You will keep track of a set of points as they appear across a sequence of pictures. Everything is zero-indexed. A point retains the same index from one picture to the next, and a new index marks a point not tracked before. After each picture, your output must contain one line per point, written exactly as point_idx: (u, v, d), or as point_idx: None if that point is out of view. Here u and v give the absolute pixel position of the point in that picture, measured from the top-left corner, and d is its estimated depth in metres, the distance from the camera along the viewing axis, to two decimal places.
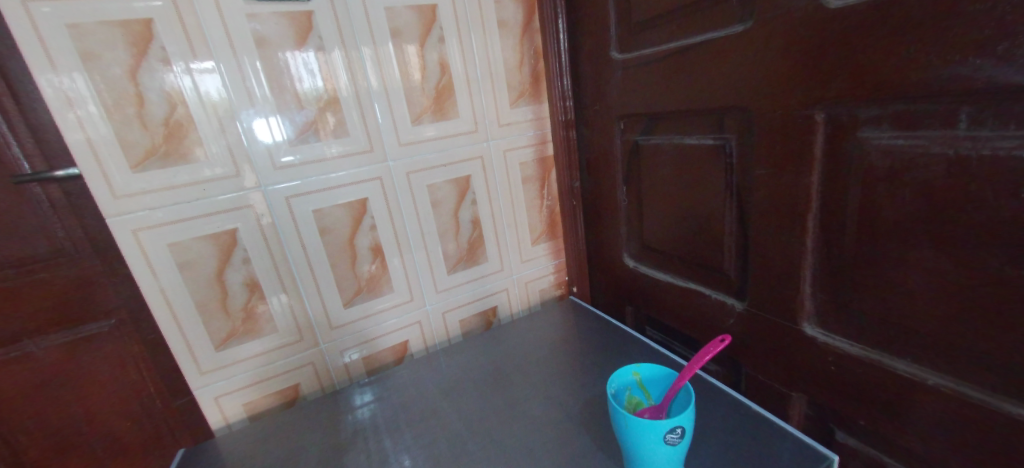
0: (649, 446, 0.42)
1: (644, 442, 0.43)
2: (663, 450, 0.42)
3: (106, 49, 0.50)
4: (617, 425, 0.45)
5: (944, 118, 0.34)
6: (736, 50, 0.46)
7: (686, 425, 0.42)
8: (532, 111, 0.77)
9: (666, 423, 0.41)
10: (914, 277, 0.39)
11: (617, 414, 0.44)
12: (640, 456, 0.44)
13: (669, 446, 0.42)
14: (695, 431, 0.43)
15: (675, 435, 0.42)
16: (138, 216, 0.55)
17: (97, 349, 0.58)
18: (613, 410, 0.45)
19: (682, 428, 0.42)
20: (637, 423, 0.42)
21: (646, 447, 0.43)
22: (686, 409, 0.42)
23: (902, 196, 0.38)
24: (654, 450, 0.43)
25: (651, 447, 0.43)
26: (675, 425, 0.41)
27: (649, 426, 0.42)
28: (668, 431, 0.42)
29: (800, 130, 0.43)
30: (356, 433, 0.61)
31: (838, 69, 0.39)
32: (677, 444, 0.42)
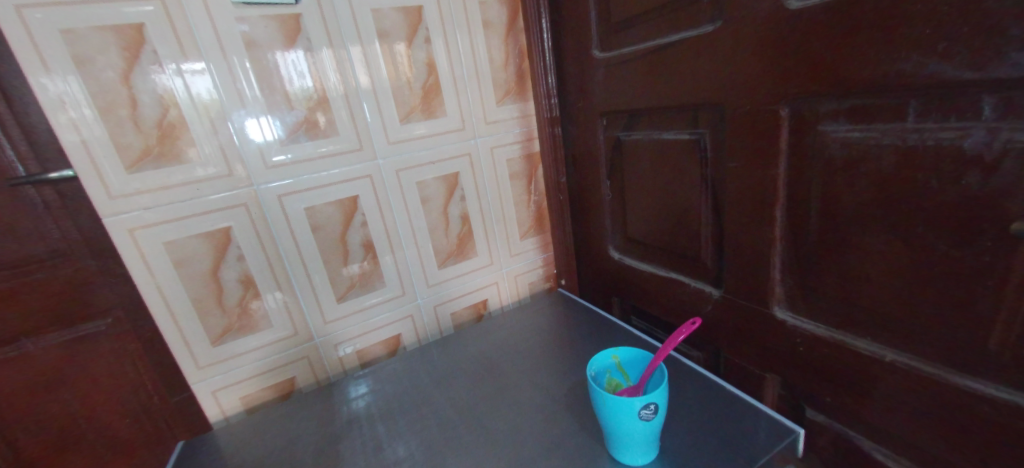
0: (625, 422, 0.45)
1: (621, 418, 0.45)
2: (639, 426, 0.45)
3: (99, 53, 0.51)
4: (596, 404, 0.47)
5: (893, 111, 0.37)
6: (707, 48, 0.49)
7: (660, 401, 0.45)
8: (518, 109, 0.79)
9: (640, 401, 0.44)
10: (871, 261, 0.42)
11: (595, 393, 0.47)
12: (618, 431, 0.47)
13: (644, 422, 0.45)
14: (669, 406, 0.46)
15: (649, 411, 0.44)
16: (133, 216, 0.56)
17: (93, 349, 0.59)
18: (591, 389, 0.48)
19: (655, 405, 0.44)
20: (614, 402, 0.45)
21: (623, 423, 0.45)
22: (659, 387, 0.44)
23: (859, 185, 0.41)
24: (630, 426, 0.45)
25: (627, 423, 0.45)
26: (648, 402, 0.44)
27: (624, 403, 0.44)
28: (642, 408, 0.44)
29: (768, 124, 0.46)
30: (350, 423, 0.63)
31: (801, 66, 0.41)
32: (651, 418, 0.45)
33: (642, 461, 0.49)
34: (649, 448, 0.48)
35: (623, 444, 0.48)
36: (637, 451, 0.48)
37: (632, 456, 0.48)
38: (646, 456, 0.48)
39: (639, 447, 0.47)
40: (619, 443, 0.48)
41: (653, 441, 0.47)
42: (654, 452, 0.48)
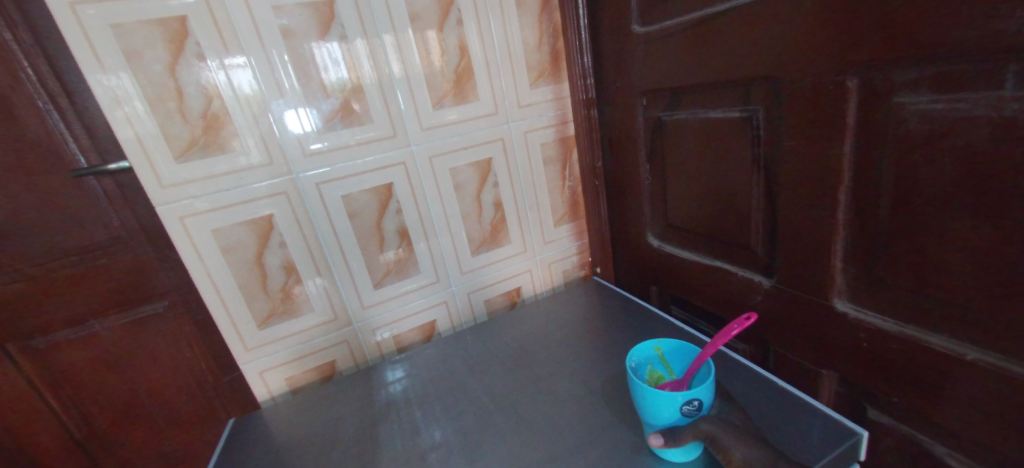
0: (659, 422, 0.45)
1: (662, 413, 0.45)
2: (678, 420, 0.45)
3: (147, 47, 0.53)
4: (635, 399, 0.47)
5: (988, 78, 0.32)
6: (764, 14, 0.45)
7: (703, 398, 0.45)
8: (552, 91, 0.77)
9: (683, 395, 0.44)
10: (952, 248, 0.38)
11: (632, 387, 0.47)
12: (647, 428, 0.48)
13: (687, 418, 0.45)
14: (711, 403, 0.46)
15: (691, 407, 0.45)
16: (183, 204, 0.58)
17: (153, 328, 0.65)
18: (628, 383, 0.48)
19: (699, 401, 0.44)
20: (657, 396, 0.44)
21: (662, 417, 0.45)
22: (702, 383, 0.45)
23: (941, 163, 0.36)
24: (670, 422, 0.45)
25: (668, 418, 0.45)
26: (692, 398, 0.44)
27: (667, 398, 0.44)
28: (685, 403, 0.44)
29: (832, 97, 0.42)
30: (388, 406, 0.64)
31: (875, 31, 0.37)
32: (692, 414, 0.45)
33: (683, 460, 0.47)
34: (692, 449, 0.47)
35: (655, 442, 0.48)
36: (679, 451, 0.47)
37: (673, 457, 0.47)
38: (686, 456, 0.47)
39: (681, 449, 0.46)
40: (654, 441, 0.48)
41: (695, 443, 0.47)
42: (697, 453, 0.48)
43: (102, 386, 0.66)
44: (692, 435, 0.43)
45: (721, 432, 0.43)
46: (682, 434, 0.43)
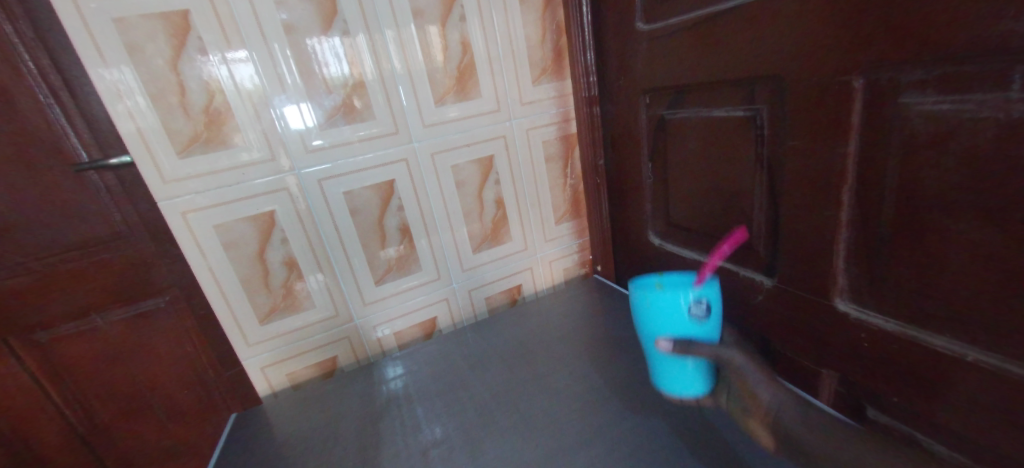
0: (671, 332, 0.49)
1: (674, 320, 0.49)
2: (689, 324, 0.49)
3: (149, 41, 0.53)
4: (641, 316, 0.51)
5: (995, 79, 0.32)
6: (770, 12, 0.44)
7: (711, 299, 0.49)
8: (555, 88, 0.77)
9: (695, 292, 0.48)
10: (955, 249, 0.38)
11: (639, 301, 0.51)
12: (653, 353, 0.53)
13: (699, 320, 0.48)
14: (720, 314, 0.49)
15: (699, 308, 0.48)
16: (185, 200, 0.59)
17: (155, 322, 0.65)
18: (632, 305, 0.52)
19: (708, 303, 0.48)
20: (669, 301, 0.49)
21: (674, 322, 0.49)
22: (710, 285, 0.49)
23: (946, 164, 0.36)
24: (681, 333, 0.49)
25: (679, 325, 0.49)
26: (700, 296, 0.48)
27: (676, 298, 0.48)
28: (694, 302, 0.48)
29: (837, 97, 0.42)
30: (390, 402, 0.64)
31: (881, 30, 0.37)
32: (703, 318, 0.48)
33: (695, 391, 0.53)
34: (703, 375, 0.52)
35: (666, 369, 0.53)
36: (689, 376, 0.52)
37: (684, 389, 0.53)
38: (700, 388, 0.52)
39: (688, 375, 0.52)
40: (665, 370, 0.53)
41: (703, 369, 0.52)
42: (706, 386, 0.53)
43: (105, 380, 0.66)
44: (704, 349, 0.48)
45: (743, 366, 0.49)
46: (697, 344, 0.48)
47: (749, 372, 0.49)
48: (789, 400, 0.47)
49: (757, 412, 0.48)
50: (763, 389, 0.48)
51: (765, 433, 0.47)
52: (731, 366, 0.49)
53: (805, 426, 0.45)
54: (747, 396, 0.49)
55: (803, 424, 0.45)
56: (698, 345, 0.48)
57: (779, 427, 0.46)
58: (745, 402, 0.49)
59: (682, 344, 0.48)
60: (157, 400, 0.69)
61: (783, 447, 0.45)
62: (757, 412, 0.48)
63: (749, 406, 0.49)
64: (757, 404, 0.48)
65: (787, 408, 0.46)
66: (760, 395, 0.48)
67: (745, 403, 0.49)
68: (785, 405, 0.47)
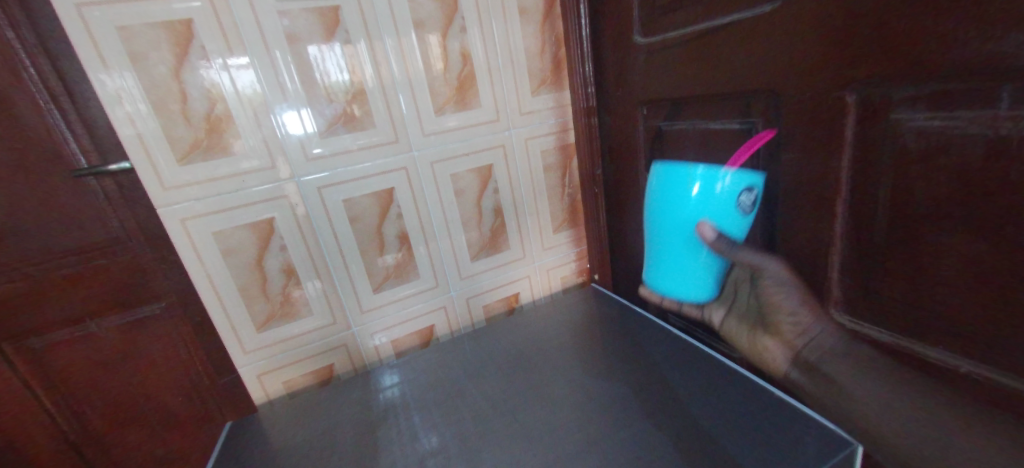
0: (711, 218, 0.47)
1: (715, 209, 0.46)
2: (733, 217, 0.46)
3: (152, 49, 0.53)
4: (679, 191, 0.49)
5: (982, 97, 0.33)
6: (765, 28, 0.45)
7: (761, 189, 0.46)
8: (554, 98, 0.78)
9: (751, 177, 0.45)
10: (947, 262, 0.38)
11: (686, 173, 0.48)
12: (675, 236, 0.51)
13: (742, 216, 0.46)
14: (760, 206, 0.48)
15: (748, 199, 0.46)
16: (184, 207, 0.59)
17: (151, 329, 0.65)
18: (676, 176, 0.49)
19: (755, 198, 0.46)
20: (722, 192, 0.46)
21: (717, 214, 0.47)
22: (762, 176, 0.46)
23: (937, 179, 0.37)
24: (720, 222, 0.47)
25: (722, 210, 0.46)
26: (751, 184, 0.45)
27: (728, 184, 0.45)
28: (744, 190, 0.45)
29: (830, 112, 0.43)
30: (386, 410, 0.64)
31: (873, 48, 0.38)
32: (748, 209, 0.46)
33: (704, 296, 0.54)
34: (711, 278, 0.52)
35: (681, 256, 0.52)
36: (699, 275, 0.52)
37: (687, 285, 0.54)
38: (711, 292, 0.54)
39: (700, 272, 0.52)
40: (688, 268, 0.53)
41: (718, 270, 0.52)
42: (712, 289, 0.53)
43: (99, 386, 0.66)
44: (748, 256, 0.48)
45: (778, 280, 0.50)
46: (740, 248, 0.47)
47: (785, 287, 0.50)
48: (826, 326, 0.48)
49: (782, 332, 0.51)
50: (796, 309, 0.50)
51: (779, 347, 0.51)
52: (764, 277, 0.51)
53: (832, 353, 0.47)
54: (770, 311, 0.52)
55: (828, 349, 0.47)
56: (739, 250, 0.48)
57: (813, 353, 0.48)
58: (771, 318, 0.52)
59: (723, 242, 0.47)
60: (150, 407, 0.68)
61: (796, 366, 0.50)
62: (784, 332, 0.50)
63: (774, 323, 0.51)
64: (785, 320, 0.50)
65: (824, 338, 0.48)
66: (789, 313, 0.50)
67: (770, 320, 0.52)
68: (822, 330, 0.48)
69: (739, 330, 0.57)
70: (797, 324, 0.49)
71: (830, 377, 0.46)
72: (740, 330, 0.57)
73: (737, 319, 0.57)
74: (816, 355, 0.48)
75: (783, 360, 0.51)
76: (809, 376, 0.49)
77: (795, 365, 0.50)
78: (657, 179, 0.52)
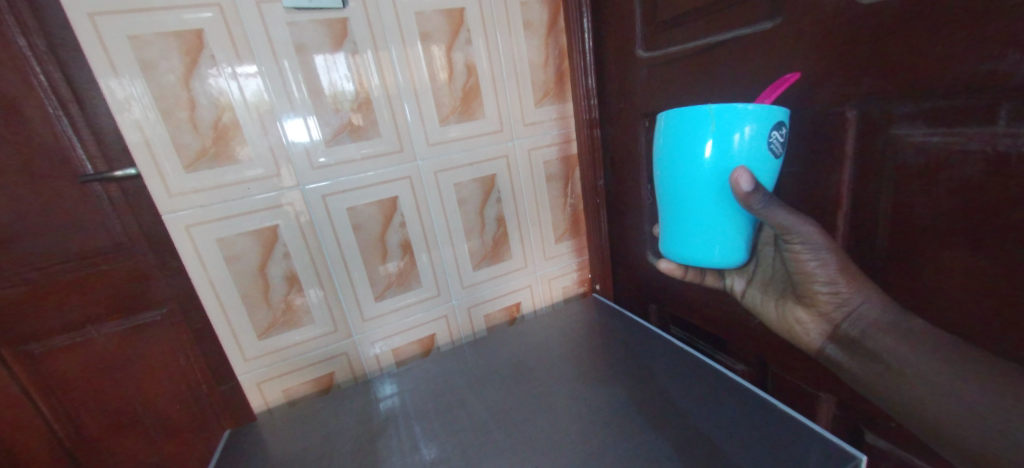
0: (743, 165, 0.42)
1: (744, 155, 0.42)
2: (764, 160, 0.42)
3: (162, 58, 0.54)
4: (699, 136, 0.43)
5: (981, 114, 0.34)
6: (766, 45, 0.46)
7: (786, 129, 0.42)
8: (557, 110, 0.78)
9: (779, 114, 0.41)
10: (948, 276, 0.39)
11: (705, 115, 0.42)
12: (698, 192, 0.45)
13: (772, 160, 0.42)
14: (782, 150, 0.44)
15: (777, 139, 0.42)
16: (189, 213, 0.59)
17: (151, 335, 0.65)
18: (693, 122, 0.43)
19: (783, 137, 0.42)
20: (750, 130, 0.41)
21: (749, 157, 0.42)
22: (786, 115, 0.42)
23: (938, 194, 0.38)
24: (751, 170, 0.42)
25: (753, 153, 0.42)
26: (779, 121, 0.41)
27: (757, 122, 0.41)
28: (774, 128, 0.41)
29: (831, 127, 0.43)
30: (387, 419, 0.64)
31: (873, 65, 0.39)
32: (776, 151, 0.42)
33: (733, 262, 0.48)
34: (740, 239, 0.47)
35: (704, 216, 0.46)
36: (726, 237, 0.47)
37: (712, 250, 0.47)
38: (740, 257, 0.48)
39: (727, 233, 0.46)
40: (713, 232, 0.47)
41: (746, 231, 0.47)
42: (739, 254, 0.48)
43: (97, 393, 0.65)
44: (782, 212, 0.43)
45: (812, 243, 0.43)
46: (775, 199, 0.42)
47: (820, 252, 0.44)
48: (870, 295, 0.43)
49: (818, 303, 0.46)
50: (832, 277, 0.44)
51: (814, 321, 0.47)
52: (796, 241, 0.44)
53: (877, 326, 0.42)
54: (803, 280, 0.46)
55: (874, 326, 0.42)
56: (775, 205, 0.43)
57: (855, 327, 0.44)
58: (804, 288, 0.46)
59: (757, 194, 0.42)
60: (149, 415, 0.68)
61: (833, 340, 0.46)
62: (820, 304, 0.46)
63: (809, 294, 0.46)
64: (821, 292, 0.45)
65: (868, 310, 0.43)
66: (825, 282, 0.44)
67: (802, 289, 0.47)
68: (865, 303, 0.43)
69: (766, 300, 0.52)
70: (836, 295, 0.44)
71: (872, 353, 0.43)
72: (767, 298, 0.52)
73: (764, 285, 0.53)
74: (857, 331, 0.44)
75: (819, 333, 0.47)
76: (848, 351, 0.45)
77: (833, 341, 0.46)
78: (668, 130, 0.46)
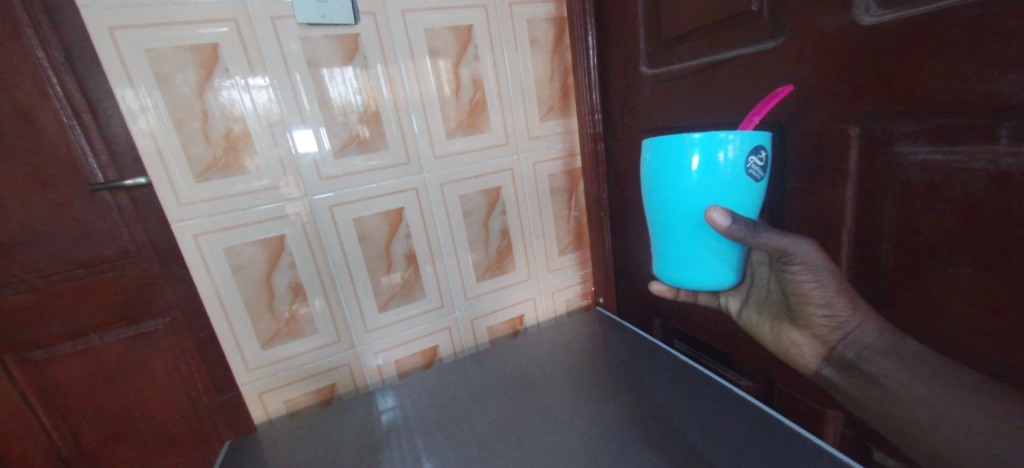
0: (720, 194, 0.42)
1: (721, 183, 0.42)
2: (745, 186, 0.42)
3: (178, 70, 0.55)
4: (679, 167, 0.43)
5: (982, 133, 0.34)
6: (769, 63, 0.47)
7: (767, 151, 0.42)
8: (562, 124, 0.79)
9: (757, 138, 0.41)
10: (953, 293, 0.39)
11: (681, 146, 0.42)
12: (681, 222, 0.46)
13: (753, 185, 0.42)
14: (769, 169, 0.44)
15: (757, 163, 0.42)
16: (198, 222, 0.60)
17: (154, 344, 0.65)
18: (671, 151, 0.43)
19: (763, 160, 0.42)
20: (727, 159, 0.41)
21: (729, 184, 0.42)
22: (767, 136, 0.42)
23: (941, 211, 0.38)
24: (727, 201, 0.42)
25: (732, 180, 0.42)
26: (758, 145, 0.41)
27: (732, 150, 0.41)
28: (751, 153, 0.41)
29: (834, 144, 0.44)
30: (389, 432, 0.63)
31: (875, 84, 0.39)
32: (758, 175, 0.42)
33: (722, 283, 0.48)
34: (729, 264, 0.47)
35: (691, 245, 0.47)
36: (715, 264, 0.47)
37: (705, 277, 0.48)
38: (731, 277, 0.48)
39: (715, 257, 0.47)
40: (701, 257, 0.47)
41: (735, 256, 0.47)
42: (730, 277, 0.48)
43: (96, 401, 0.65)
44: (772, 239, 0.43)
45: (809, 264, 0.44)
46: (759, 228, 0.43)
47: (817, 273, 0.44)
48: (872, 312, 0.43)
49: (813, 326, 0.46)
50: (829, 299, 0.44)
51: (810, 342, 0.47)
52: (793, 263, 0.44)
53: (873, 349, 0.43)
54: (799, 301, 0.46)
55: (868, 352, 0.43)
56: (761, 231, 0.43)
57: (850, 350, 0.44)
58: (800, 310, 0.47)
59: (738, 226, 0.42)
60: (147, 424, 0.67)
61: (829, 362, 0.46)
62: (816, 327, 0.46)
63: (804, 317, 0.46)
64: (816, 314, 0.45)
65: (864, 333, 0.43)
66: (822, 304, 0.44)
67: (799, 311, 0.47)
68: (859, 328, 0.43)
69: (761, 320, 0.52)
70: (832, 318, 0.44)
71: (870, 379, 0.43)
72: (762, 319, 0.52)
73: (759, 304, 0.52)
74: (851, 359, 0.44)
75: (815, 355, 0.47)
76: (844, 371, 0.45)
77: (830, 367, 0.46)
78: (649, 160, 0.46)
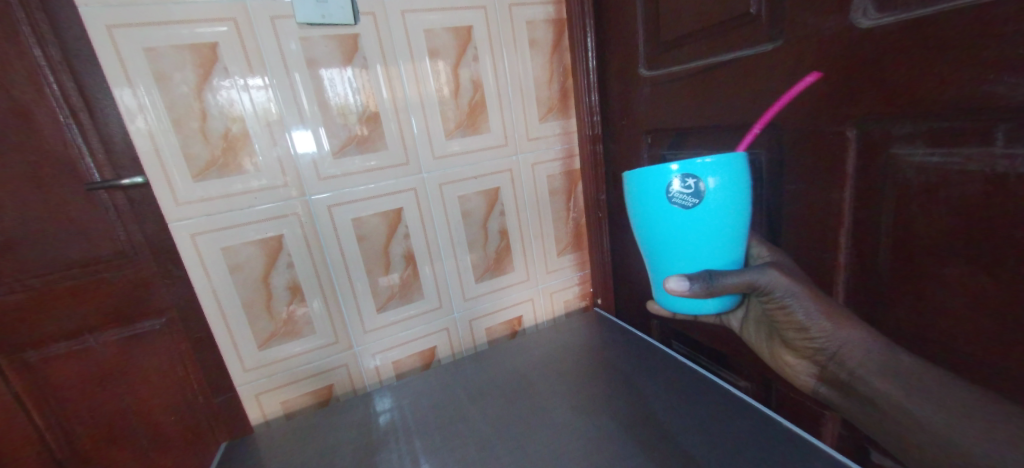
0: (654, 218, 0.45)
1: (653, 210, 0.45)
2: (674, 212, 0.44)
3: (176, 69, 0.55)
4: (636, 212, 0.47)
5: (979, 135, 0.35)
6: (767, 66, 0.47)
7: (701, 178, 0.42)
8: (560, 126, 0.79)
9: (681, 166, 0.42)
10: (950, 294, 0.39)
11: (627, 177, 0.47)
12: (645, 245, 0.49)
13: (681, 210, 0.43)
14: (717, 197, 0.42)
15: (684, 190, 0.42)
16: (196, 222, 0.59)
17: (149, 344, 0.65)
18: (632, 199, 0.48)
19: (697, 181, 0.42)
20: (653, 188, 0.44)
21: (659, 209, 0.44)
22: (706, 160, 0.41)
23: (939, 212, 0.38)
24: (662, 225, 0.45)
25: (661, 205, 0.44)
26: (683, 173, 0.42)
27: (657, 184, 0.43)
28: (676, 181, 0.42)
29: (832, 146, 0.44)
30: (387, 433, 0.63)
31: (872, 87, 0.40)
32: (688, 200, 0.42)
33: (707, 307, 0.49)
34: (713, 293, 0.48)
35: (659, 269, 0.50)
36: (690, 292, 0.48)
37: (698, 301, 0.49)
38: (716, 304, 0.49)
39: None
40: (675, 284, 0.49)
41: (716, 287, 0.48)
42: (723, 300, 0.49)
43: (90, 401, 0.64)
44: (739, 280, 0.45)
45: (784, 292, 0.45)
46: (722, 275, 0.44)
47: (795, 297, 0.45)
48: None
49: (800, 348, 0.48)
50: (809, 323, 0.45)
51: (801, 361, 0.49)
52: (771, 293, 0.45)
53: (873, 353, 0.43)
54: (783, 327, 0.48)
55: (868, 359, 0.43)
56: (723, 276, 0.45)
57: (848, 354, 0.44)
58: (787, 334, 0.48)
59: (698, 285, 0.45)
60: (142, 425, 0.67)
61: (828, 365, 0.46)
62: (802, 349, 0.48)
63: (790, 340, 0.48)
64: (800, 339, 0.47)
65: (864, 340, 0.43)
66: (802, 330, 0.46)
67: (786, 336, 0.49)
68: (858, 334, 0.44)
69: (758, 338, 0.54)
70: (812, 341, 0.46)
71: (868, 390, 0.43)
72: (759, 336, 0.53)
73: (755, 323, 0.54)
74: (849, 368, 0.44)
75: (808, 374, 0.49)
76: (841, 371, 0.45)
77: (827, 376, 0.46)
78: None
